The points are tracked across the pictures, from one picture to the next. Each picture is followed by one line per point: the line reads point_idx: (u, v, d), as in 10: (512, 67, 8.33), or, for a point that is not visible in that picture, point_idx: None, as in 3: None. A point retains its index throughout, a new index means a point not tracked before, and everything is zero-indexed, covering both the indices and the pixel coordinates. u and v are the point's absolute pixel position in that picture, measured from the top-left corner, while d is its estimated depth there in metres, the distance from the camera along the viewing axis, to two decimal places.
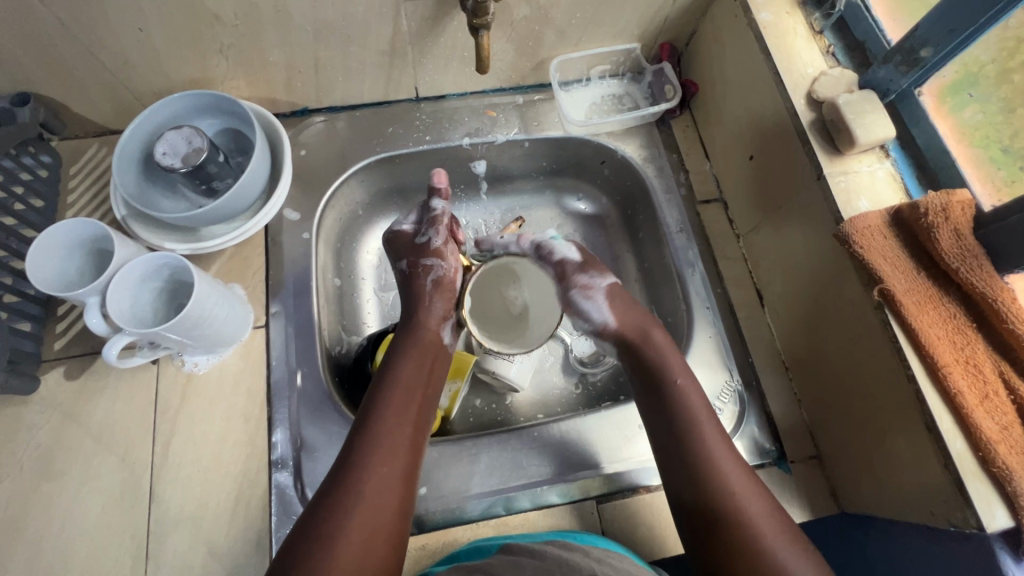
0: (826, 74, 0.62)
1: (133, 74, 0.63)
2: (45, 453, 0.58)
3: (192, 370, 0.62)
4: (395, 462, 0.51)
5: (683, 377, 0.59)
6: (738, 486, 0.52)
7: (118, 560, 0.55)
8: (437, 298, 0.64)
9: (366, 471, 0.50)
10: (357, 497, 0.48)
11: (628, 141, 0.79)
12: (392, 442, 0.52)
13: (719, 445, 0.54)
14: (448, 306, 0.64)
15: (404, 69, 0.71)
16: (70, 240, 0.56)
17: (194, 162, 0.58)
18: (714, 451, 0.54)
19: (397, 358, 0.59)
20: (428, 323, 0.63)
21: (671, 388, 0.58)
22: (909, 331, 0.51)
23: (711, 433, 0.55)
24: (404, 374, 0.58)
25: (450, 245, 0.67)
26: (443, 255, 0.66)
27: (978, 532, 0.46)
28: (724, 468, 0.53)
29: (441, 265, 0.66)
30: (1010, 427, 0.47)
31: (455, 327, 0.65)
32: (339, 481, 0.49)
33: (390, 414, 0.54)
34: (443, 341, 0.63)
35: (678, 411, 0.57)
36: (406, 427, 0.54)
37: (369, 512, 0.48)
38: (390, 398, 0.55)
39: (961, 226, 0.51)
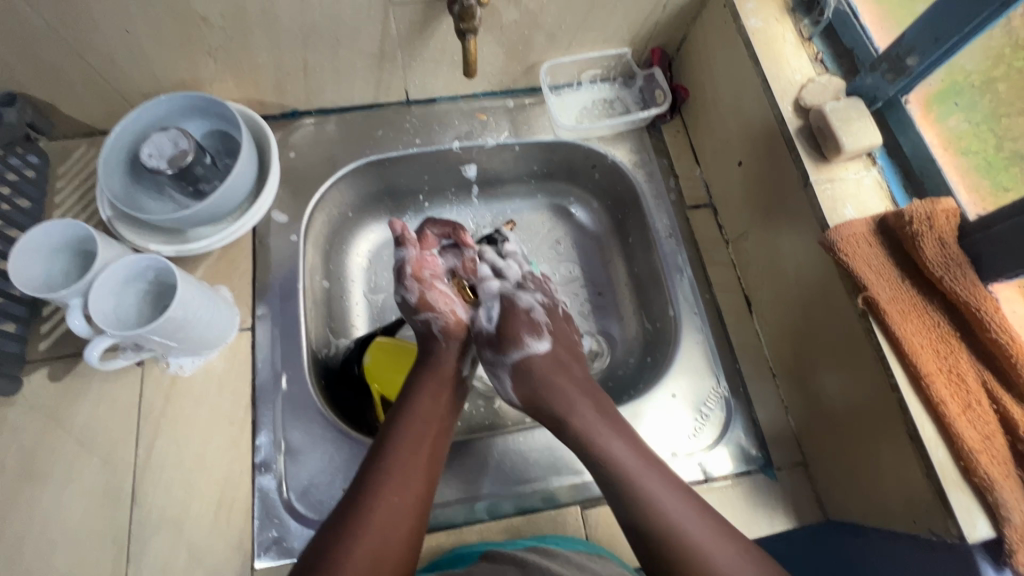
0: (814, 81, 0.62)
1: (121, 75, 0.63)
2: (27, 454, 0.58)
3: (177, 372, 0.62)
4: (408, 492, 0.52)
5: (601, 424, 0.57)
6: (699, 534, 0.50)
7: (98, 563, 0.55)
8: (451, 346, 0.64)
9: (378, 500, 0.51)
10: (365, 527, 0.49)
11: (619, 146, 0.79)
12: (404, 473, 0.53)
13: (665, 492, 0.53)
14: (466, 345, 0.65)
15: (394, 72, 0.71)
16: (54, 242, 0.56)
17: (180, 164, 0.58)
18: (659, 498, 0.52)
19: (415, 387, 0.60)
20: (450, 358, 0.63)
21: (591, 435, 0.56)
22: (893, 340, 0.51)
23: (649, 480, 0.53)
24: (420, 404, 0.58)
25: (437, 291, 0.66)
26: (433, 306, 0.65)
27: (959, 542, 0.46)
28: (675, 515, 0.51)
29: (440, 315, 0.64)
30: (992, 437, 0.47)
31: (471, 360, 0.66)
32: (351, 507, 0.50)
33: (404, 444, 0.54)
34: (462, 375, 0.64)
35: (612, 460, 0.55)
36: (422, 458, 0.54)
37: (378, 543, 0.49)
38: (406, 427, 0.56)
39: (945, 234, 0.51)
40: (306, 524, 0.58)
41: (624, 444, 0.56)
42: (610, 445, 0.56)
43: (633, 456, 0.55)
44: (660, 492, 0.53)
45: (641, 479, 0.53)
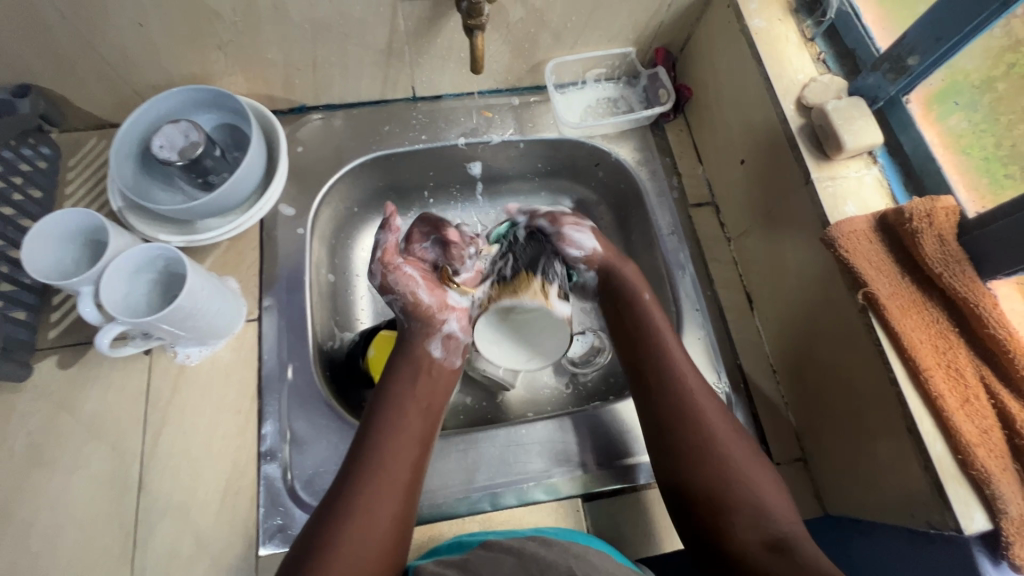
0: (816, 81, 0.63)
1: (133, 68, 0.64)
2: (36, 441, 0.58)
3: (184, 362, 0.63)
4: (394, 472, 0.54)
5: (692, 372, 0.61)
6: (741, 470, 0.56)
7: (105, 548, 0.56)
8: (417, 325, 0.64)
9: (366, 480, 0.52)
10: (355, 507, 0.51)
11: (622, 144, 0.80)
12: (391, 454, 0.55)
13: (726, 433, 0.58)
14: (432, 323, 0.64)
15: (402, 69, 0.72)
16: (65, 230, 0.57)
17: (190, 156, 0.59)
18: (718, 437, 0.57)
19: (396, 374, 0.62)
20: (418, 339, 0.64)
21: (681, 382, 0.60)
22: (892, 335, 0.51)
23: (718, 422, 0.58)
24: (403, 389, 0.60)
25: (401, 271, 0.63)
26: (396, 287, 0.64)
27: (956, 534, 0.47)
28: (728, 453, 0.56)
29: (399, 295, 0.64)
30: (989, 430, 0.48)
31: (445, 339, 0.65)
32: (338, 497, 0.52)
33: (388, 434, 0.56)
34: (434, 356, 0.64)
35: (669, 373, 0.61)
36: (406, 440, 0.56)
37: (367, 521, 0.50)
38: (391, 412, 0.58)
39: (945, 231, 0.51)
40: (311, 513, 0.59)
41: (701, 393, 0.60)
42: (694, 393, 0.60)
43: (710, 403, 0.59)
44: (716, 433, 0.58)
45: (706, 418, 0.58)
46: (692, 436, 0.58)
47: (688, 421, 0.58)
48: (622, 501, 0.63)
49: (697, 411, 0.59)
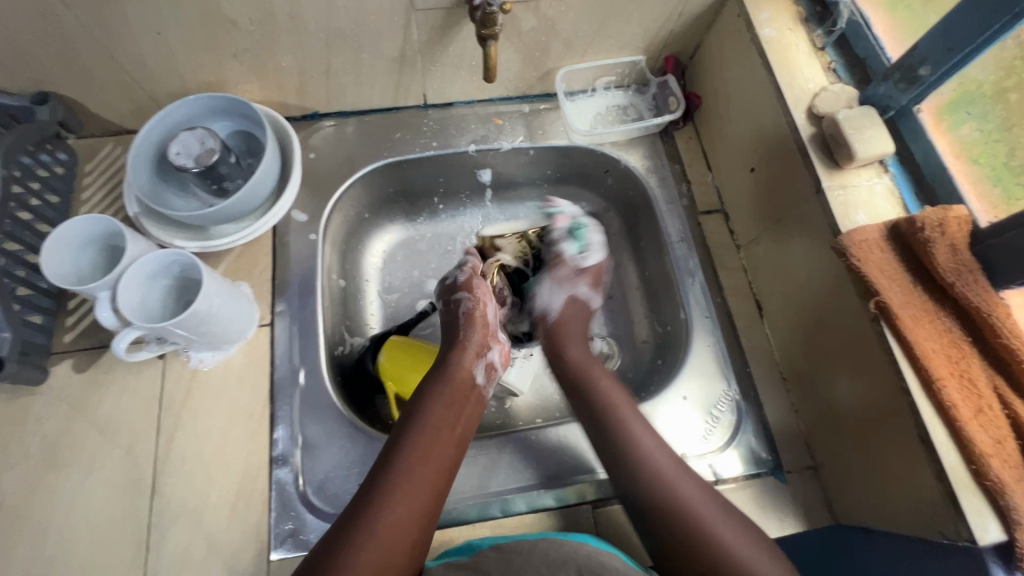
0: (827, 90, 0.63)
1: (150, 76, 0.65)
2: (51, 444, 0.59)
3: (197, 366, 0.64)
4: (414, 504, 0.51)
5: (639, 425, 0.60)
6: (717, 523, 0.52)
7: (119, 551, 0.56)
8: (471, 331, 0.66)
9: (386, 509, 0.50)
10: (372, 532, 0.49)
11: (632, 151, 0.80)
12: (413, 484, 0.52)
13: (688, 482, 0.55)
14: (482, 341, 0.66)
15: (414, 76, 0.73)
16: (83, 236, 0.58)
17: (206, 162, 0.60)
18: (674, 484, 0.55)
19: (427, 395, 0.60)
20: (464, 361, 0.64)
21: (630, 436, 0.58)
22: (905, 344, 0.51)
23: (672, 470, 0.56)
24: (434, 414, 0.58)
25: (480, 280, 0.70)
26: (472, 289, 0.69)
27: (970, 545, 0.47)
28: (694, 504, 0.54)
29: (471, 299, 0.68)
30: (1003, 441, 0.47)
31: (488, 369, 0.66)
32: (356, 514, 0.50)
33: (415, 454, 0.54)
34: (475, 382, 0.64)
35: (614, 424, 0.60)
36: (430, 470, 0.54)
37: (380, 554, 0.48)
38: (419, 438, 0.56)
39: (957, 241, 0.52)
40: (322, 517, 0.59)
41: (649, 440, 0.58)
42: (642, 441, 0.58)
43: (660, 449, 0.58)
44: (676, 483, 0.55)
45: (663, 469, 0.56)
46: (648, 488, 0.55)
47: (639, 474, 0.56)
48: None
49: (650, 461, 0.57)
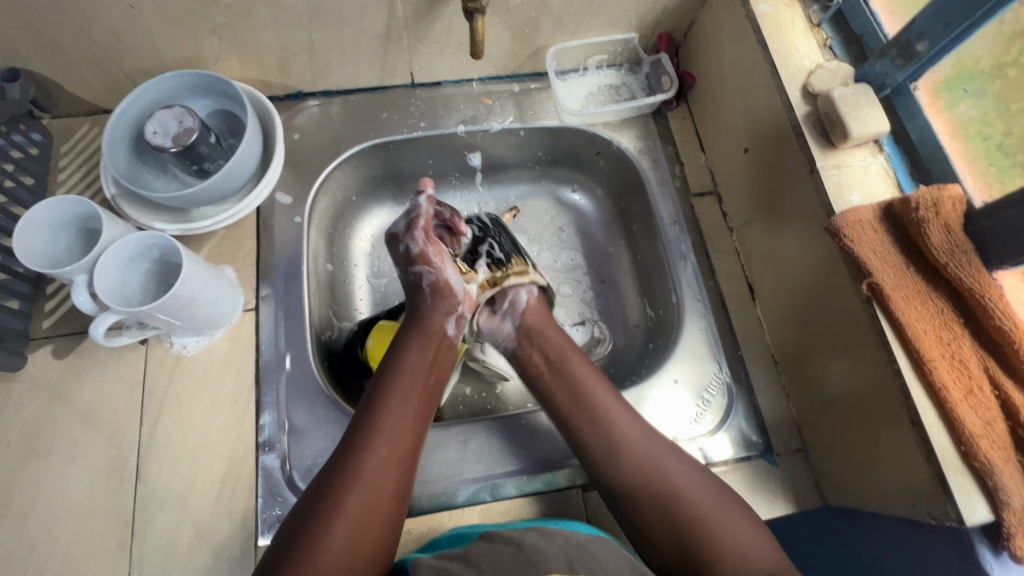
0: (822, 67, 0.61)
1: (125, 52, 0.63)
2: (31, 430, 0.58)
3: (180, 352, 0.62)
4: (396, 445, 0.52)
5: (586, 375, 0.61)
6: (697, 496, 0.53)
7: (102, 538, 0.55)
8: (435, 300, 0.64)
9: (366, 454, 0.50)
10: (357, 476, 0.49)
11: (624, 132, 0.79)
12: (393, 426, 0.53)
13: (675, 465, 0.55)
14: (452, 305, 0.65)
15: (400, 53, 0.71)
16: (57, 217, 0.56)
17: (185, 142, 0.58)
18: (662, 463, 0.55)
19: (404, 345, 0.60)
20: (434, 319, 0.63)
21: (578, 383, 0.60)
22: (896, 326, 0.51)
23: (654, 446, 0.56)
24: (409, 362, 0.58)
25: (433, 246, 0.66)
26: (429, 260, 0.65)
27: (958, 525, 0.47)
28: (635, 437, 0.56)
29: (431, 270, 0.65)
30: (992, 422, 0.47)
31: (459, 320, 0.65)
32: (340, 461, 0.50)
33: (394, 399, 0.55)
34: (447, 334, 0.63)
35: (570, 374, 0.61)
36: (409, 411, 0.54)
37: (368, 491, 0.48)
38: (396, 382, 0.56)
39: (951, 222, 0.51)
40: None
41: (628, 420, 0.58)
42: (621, 423, 0.57)
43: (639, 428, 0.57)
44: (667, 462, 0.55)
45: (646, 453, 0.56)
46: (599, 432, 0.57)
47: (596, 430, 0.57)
48: None
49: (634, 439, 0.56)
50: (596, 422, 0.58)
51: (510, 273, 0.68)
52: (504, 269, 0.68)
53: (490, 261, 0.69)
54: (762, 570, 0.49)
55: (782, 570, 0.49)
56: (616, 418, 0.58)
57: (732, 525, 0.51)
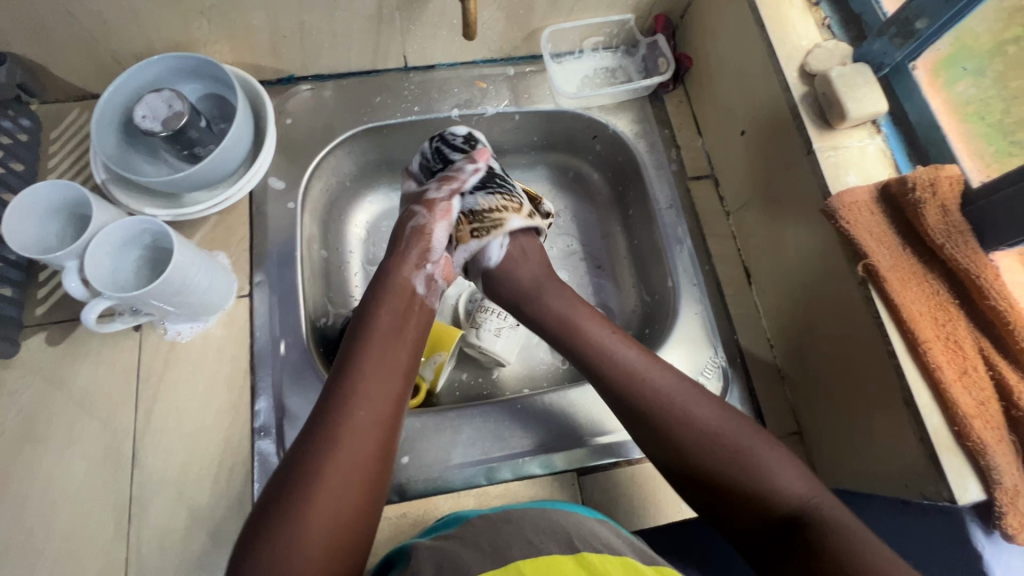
0: (820, 47, 0.60)
1: (113, 36, 0.62)
2: (27, 416, 0.58)
3: (174, 338, 0.62)
4: (372, 407, 0.50)
5: (621, 344, 0.58)
6: (734, 438, 0.52)
7: (99, 523, 0.56)
8: (412, 245, 0.62)
9: (345, 416, 0.48)
10: (334, 440, 0.47)
11: (621, 115, 0.78)
12: (370, 388, 0.51)
13: (712, 416, 0.53)
14: (421, 254, 0.62)
15: (392, 36, 0.70)
16: (47, 203, 0.55)
17: (174, 126, 0.57)
18: (714, 422, 0.53)
19: (375, 301, 0.58)
20: (403, 270, 0.60)
21: (611, 351, 0.58)
22: (892, 307, 0.51)
23: (694, 404, 0.54)
24: (380, 318, 0.57)
25: (446, 204, 0.65)
26: (431, 207, 0.65)
27: (950, 504, 0.47)
28: (677, 397, 0.54)
29: (424, 215, 0.64)
30: (987, 402, 0.47)
31: (430, 280, 0.62)
32: (316, 425, 0.48)
33: (369, 362, 0.53)
34: (416, 291, 0.60)
35: (601, 340, 0.59)
36: (382, 369, 0.53)
37: (348, 453, 0.47)
38: (372, 343, 0.54)
39: (948, 202, 0.50)
40: None
41: (670, 386, 0.55)
42: (663, 391, 0.55)
43: (683, 393, 0.55)
44: (719, 420, 0.53)
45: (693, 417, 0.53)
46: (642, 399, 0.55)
47: (639, 397, 0.55)
48: (619, 474, 0.63)
49: (675, 405, 0.54)
50: (634, 390, 0.55)
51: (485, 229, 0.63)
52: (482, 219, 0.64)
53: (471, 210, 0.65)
54: (796, 507, 0.48)
55: (822, 503, 0.48)
56: (654, 383, 0.55)
57: (789, 473, 0.50)
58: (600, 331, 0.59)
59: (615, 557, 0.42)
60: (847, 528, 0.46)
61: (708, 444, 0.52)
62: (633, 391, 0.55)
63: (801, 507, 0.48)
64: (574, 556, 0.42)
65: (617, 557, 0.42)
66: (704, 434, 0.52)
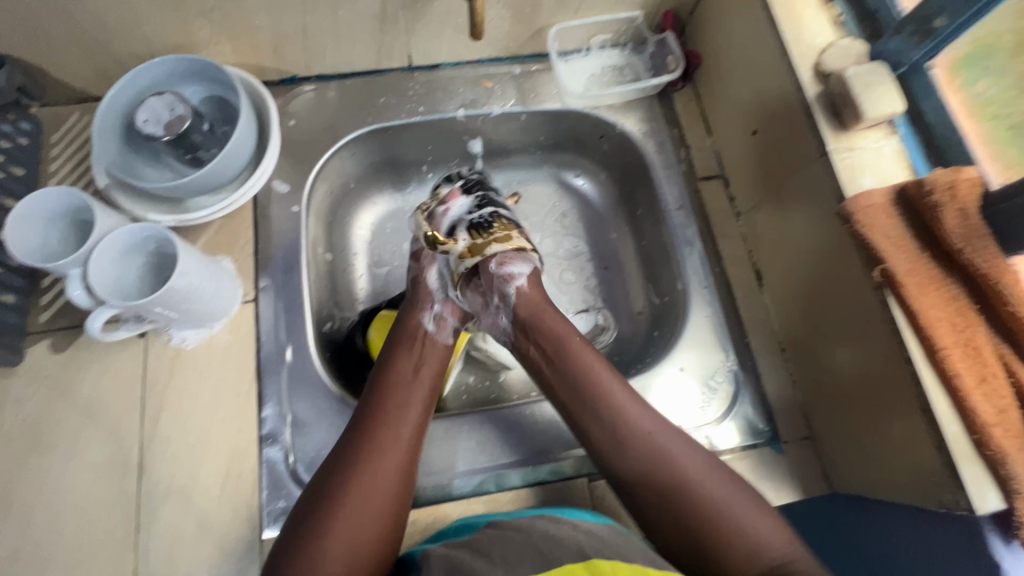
0: (835, 45, 0.59)
1: (113, 37, 0.61)
2: (32, 425, 0.57)
3: (180, 345, 0.62)
4: (391, 457, 0.51)
5: (608, 373, 0.57)
6: (714, 485, 0.51)
7: (107, 532, 0.55)
8: (420, 293, 0.64)
9: (365, 464, 0.49)
10: (353, 487, 0.48)
11: (629, 115, 0.77)
12: (389, 439, 0.52)
13: (697, 460, 0.53)
14: (427, 299, 0.63)
15: (397, 35, 0.68)
16: (49, 209, 0.55)
17: (177, 130, 0.56)
18: (699, 472, 0.52)
19: (393, 350, 0.59)
20: (414, 315, 0.62)
21: (597, 379, 0.56)
22: (909, 313, 0.50)
23: (679, 447, 0.53)
24: (401, 366, 0.58)
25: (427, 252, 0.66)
26: (421, 258, 0.66)
27: (968, 513, 0.46)
28: (661, 437, 0.54)
29: (418, 267, 0.66)
30: (1006, 410, 0.46)
31: (440, 320, 0.63)
32: (335, 470, 0.49)
33: (390, 411, 0.54)
34: (425, 329, 0.62)
35: (581, 366, 0.57)
36: (402, 421, 0.53)
37: (371, 491, 0.48)
38: (390, 393, 0.55)
39: (968, 205, 0.49)
40: None
41: (654, 425, 0.54)
42: (648, 430, 0.54)
43: (668, 432, 0.54)
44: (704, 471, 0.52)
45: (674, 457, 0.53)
46: (628, 437, 0.54)
47: (627, 436, 0.54)
48: None
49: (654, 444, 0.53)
50: (619, 426, 0.54)
51: (492, 240, 0.62)
52: (484, 234, 0.62)
53: (473, 225, 0.63)
54: (776, 560, 0.48)
55: (799, 564, 0.47)
56: (637, 423, 0.54)
57: (768, 530, 0.49)
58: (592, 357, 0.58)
59: (626, 563, 0.42)
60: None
61: (695, 493, 0.51)
62: (619, 433, 0.54)
63: (782, 561, 0.47)
64: (586, 561, 0.41)
65: (630, 564, 0.42)
66: (690, 480, 0.51)
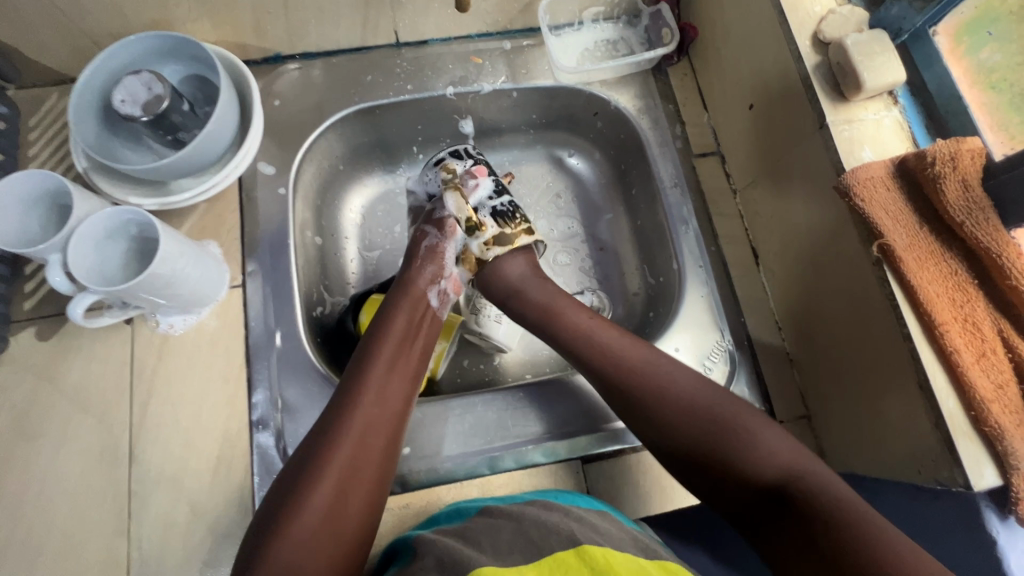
0: (835, 12, 0.57)
1: (86, 14, 0.58)
2: (20, 413, 0.57)
3: (167, 331, 0.61)
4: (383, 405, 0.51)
5: (610, 331, 0.58)
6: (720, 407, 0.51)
7: (99, 518, 0.55)
8: (428, 264, 0.63)
9: (357, 409, 0.50)
10: (345, 432, 0.49)
11: (623, 90, 0.75)
12: (383, 387, 0.52)
13: (701, 390, 0.53)
14: (436, 270, 0.63)
15: (382, 10, 0.66)
16: (27, 194, 0.53)
17: (156, 110, 0.55)
18: (705, 401, 0.52)
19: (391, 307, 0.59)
20: (417, 279, 0.62)
21: (593, 338, 0.57)
22: (908, 288, 0.49)
23: (691, 388, 0.53)
24: (397, 321, 0.58)
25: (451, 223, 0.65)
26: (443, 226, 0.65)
27: (965, 490, 0.46)
28: (667, 378, 0.54)
29: (436, 233, 0.65)
30: (1005, 386, 0.46)
31: (443, 293, 0.63)
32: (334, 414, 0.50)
33: (382, 362, 0.54)
34: (429, 305, 0.61)
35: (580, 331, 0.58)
36: (395, 371, 0.54)
37: (355, 445, 0.48)
38: (384, 345, 0.56)
39: (969, 176, 0.48)
40: None
41: (661, 369, 0.54)
42: (657, 373, 0.54)
43: (676, 372, 0.54)
44: (707, 396, 0.52)
45: (695, 404, 0.52)
46: (633, 387, 0.54)
47: (631, 386, 0.54)
48: (625, 462, 0.62)
49: (667, 392, 0.53)
50: (629, 377, 0.54)
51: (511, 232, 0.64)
52: (508, 223, 0.65)
53: (495, 212, 0.65)
54: (784, 477, 0.46)
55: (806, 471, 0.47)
56: (637, 367, 0.54)
57: (774, 447, 0.48)
58: (602, 330, 0.58)
59: (617, 552, 0.41)
60: (835, 493, 0.44)
61: (701, 426, 0.50)
62: (629, 384, 0.54)
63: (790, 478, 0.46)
64: (577, 549, 0.41)
65: (620, 552, 0.41)
66: (698, 418, 0.51)
